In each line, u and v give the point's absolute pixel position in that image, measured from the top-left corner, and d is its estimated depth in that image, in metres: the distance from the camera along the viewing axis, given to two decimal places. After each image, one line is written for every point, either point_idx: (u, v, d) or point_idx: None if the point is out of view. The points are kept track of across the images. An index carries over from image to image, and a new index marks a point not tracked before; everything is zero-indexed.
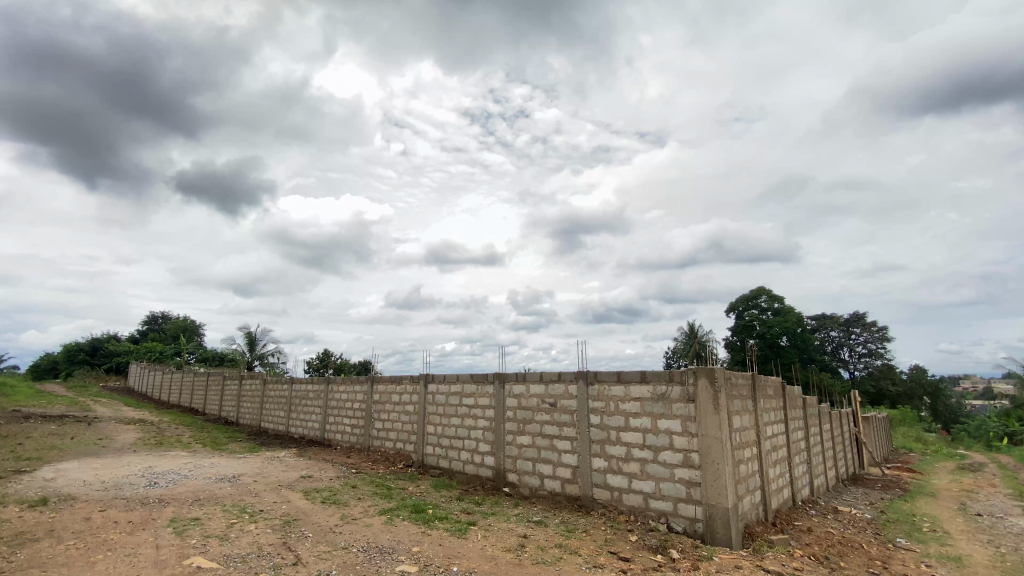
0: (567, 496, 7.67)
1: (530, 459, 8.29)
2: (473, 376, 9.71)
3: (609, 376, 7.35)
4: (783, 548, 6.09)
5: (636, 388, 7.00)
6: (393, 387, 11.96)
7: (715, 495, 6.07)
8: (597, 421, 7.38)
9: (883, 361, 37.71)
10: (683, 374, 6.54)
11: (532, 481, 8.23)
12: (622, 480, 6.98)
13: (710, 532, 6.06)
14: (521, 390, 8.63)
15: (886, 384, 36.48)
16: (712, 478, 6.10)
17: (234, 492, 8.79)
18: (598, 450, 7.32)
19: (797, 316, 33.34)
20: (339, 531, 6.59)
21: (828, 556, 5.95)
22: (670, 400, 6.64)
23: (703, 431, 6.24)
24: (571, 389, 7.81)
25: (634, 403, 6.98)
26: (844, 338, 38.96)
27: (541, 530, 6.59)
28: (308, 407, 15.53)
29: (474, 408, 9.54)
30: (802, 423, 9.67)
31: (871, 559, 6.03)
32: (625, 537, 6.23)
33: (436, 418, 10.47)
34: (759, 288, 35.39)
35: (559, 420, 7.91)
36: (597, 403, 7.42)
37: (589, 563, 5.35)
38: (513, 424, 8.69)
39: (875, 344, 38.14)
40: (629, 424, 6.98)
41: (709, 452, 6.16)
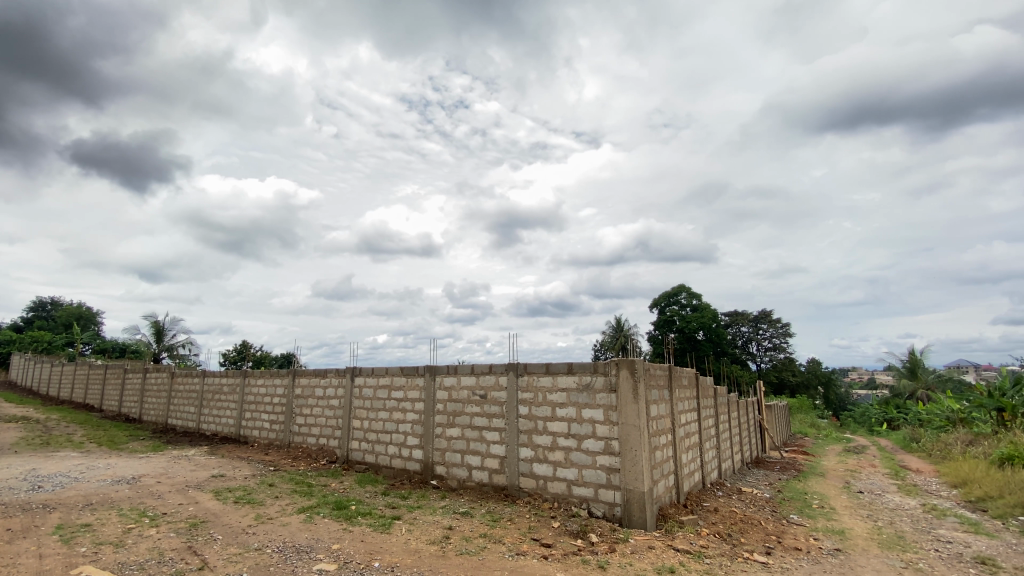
0: (494, 487, 7.76)
1: (459, 451, 8.30)
2: (403, 369, 9.53)
3: (538, 368, 7.49)
4: (691, 528, 6.53)
5: (563, 379, 7.19)
6: (317, 380, 11.48)
7: (632, 480, 6.40)
8: (526, 411, 7.51)
9: (785, 354, 41.40)
10: (607, 365, 6.80)
11: (460, 473, 8.24)
12: (548, 469, 7.17)
13: (627, 515, 6.38)
14: (452, 382, 8.59)
15: (788, 376, 40.13)
16: (630, 464, 6.42)
17: (133, 495, 8.06)
18: (525, 440, 7.46)
19: (713, 312, 35.74)
20: (252, 532, 6.25)
21: (731, 533, 6.47)
22: (594, 390, 6.89)
23: (623, 420, 6.55)
24: (502, 380, 7.89)
25: (561, 393, 7.17)
26: (753, 333, 42.30)
27: (467, 521, 6.62)
28: (222, 402, 14.54)
29: (403, 401, 9.38)
30: (713, 411, 10.39)
31: (767, 535, 6.63)
32: (548, 524, 6.42)
33: (364, 412, 10.17)
34: (679, 286, 37.52)
35: (489, 411, 7.97)
36: (526, 394, 7.55)
37: (512, 551, 5.45)
38: (442, 416, 8.65)
39: (778, 338, 41.74)
40: (556, 414, 7.16)
41: (628, 440, 6.47)
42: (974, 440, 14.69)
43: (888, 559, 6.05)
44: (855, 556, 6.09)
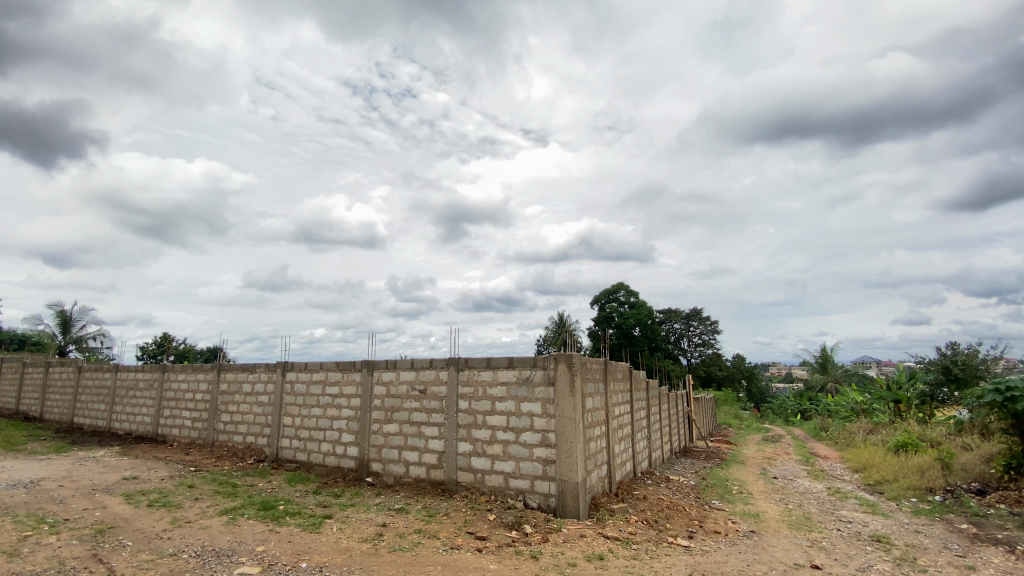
0: (431, 482, 7.71)
1: (396, 447, 8.16)
2: (338, 364, 9.24)
3: (479, 362, 7.49)
4: (621, 516, 6.80)
5: (503, 373, 7.24)
6: (245, 375, 10.91)
7: (567, 471, 6.57)
8: (465, 406, 7.50)
9: (713, 350, 43.94)
10: (546, 359, 6.93)
11: (396, 469, 8.11)
12: (486, 462, 7.21)
13: (561, 505, 6.55)
14: (390, 377, 8.43)
15: (715, 370, 42.65)
16: (566, 455, 6.59)
17: (29, 500, 7.30)
18: (464, 435, 7.46)
19: (649, 309, 37.29)
20: (167, 536, 5.85)
21: (658, 519, 6.80)
22: (533, 383, 6.99)
23: (559, 412, 6.70)
24: (442, 375, 7.83)
25: (501, 387, 7.22)
26: (685, 330, 44.53)
27: (401, 517, 6.53)
28: (137, 398, 13.48)
29: (338, 396, 9.10)
30: (645, 403, 10.85)
31: (690, 520, 7.03)
32: (484, 517, 6.46)
33: (296, 408, 9.76)
34: (618, 283, 38.78)
35: (428, 406, 7.89)
36: (466, 388, 7.54)
37: (446, 546, 5.45)
38: (379, 412, 8.47)
39: (707, 335, 44.22)
40: (495, 408, 7.21)
41: (564, 432, 6.64)
42: (874, 428, 16.30)
43: (796, 539, 6.60)
44: (768, 537, 6.59)
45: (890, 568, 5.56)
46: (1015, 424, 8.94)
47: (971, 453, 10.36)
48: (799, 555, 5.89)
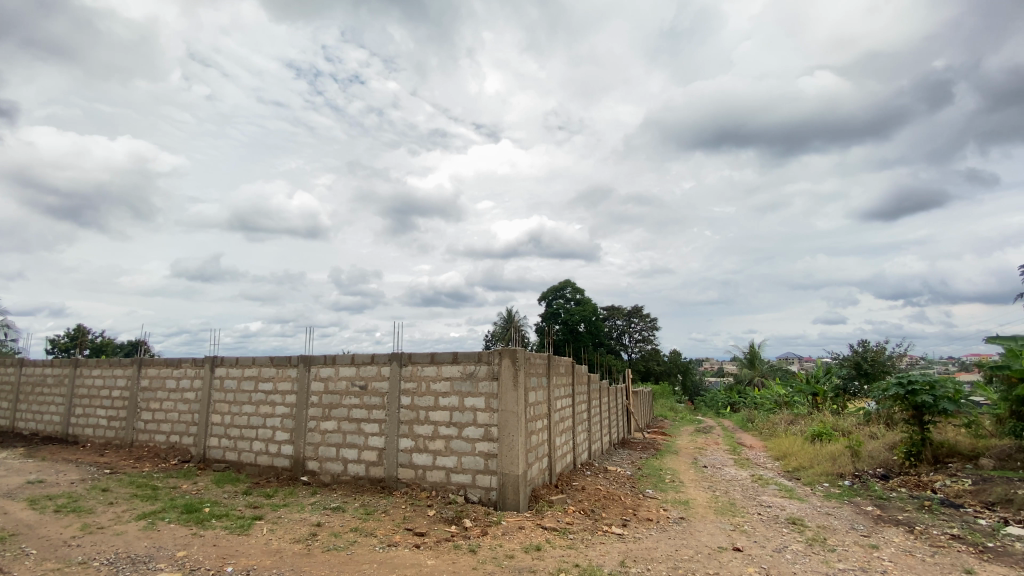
0: (370, 479, 7.56)
1: (334, 445, 7.93)
2: (273, 359, 8.85)
3: (422, 357, 7.41)
4: (560, 506, 6.97)
5: (447, 368, 7.21)
6: (169, 370, 10.22)
7: (508, 464, 6.65)
8: (407, 402, 7.40)
9: (652, 346, 45.78)
10: (490, 354, 6.96)
11: (334, 468, 7.88)
12: (427, 458, 7.15)
13: (501, 498, 6.62)
14: (329, 372, 8.16)
15: (654, 365, 44.49)
16: (507, 449, 6.66)
17: None
18: (405, 431, 7.36)
19: (593, 306, 38.27)
20: (76, 544, 5.39)
21: (594, 509, 7.02)
22: (477, 378, 7.01)
23: (502, 406, 6.76)
24: (384, 370, 7.68)
25: (444, 382, 7.18)
26: (627, 326, 46.09)
27: (337, 516, 6.36)
28: (44, 396, 12.30)
29: (273, 393, 8.71)
30: (586, 397, 11.13)
31: (625, 508, 7.31)
32: (424, 512, 6.42)
33: (225, 406, 9.25)
34: (565, 280, 39.48)
35: (368, 402, 7.72)
36: (408, 383, 7.44)
37: (383, 543, 5.37)
38: (316, 409, 8.19)
39: (647, 331, 46.00)
40: (438, 404, 7.16)
41: (506, 426, 6.70)
42: (794, 419, 17.58)
43: (721, 523, 7.03)
44: (695, 523, 6.97)
45: (803, 547, 6.04)
46: (915, 415, 9.99)
47: (876, 441, 11.44)
48: (723, 538, 6.27)
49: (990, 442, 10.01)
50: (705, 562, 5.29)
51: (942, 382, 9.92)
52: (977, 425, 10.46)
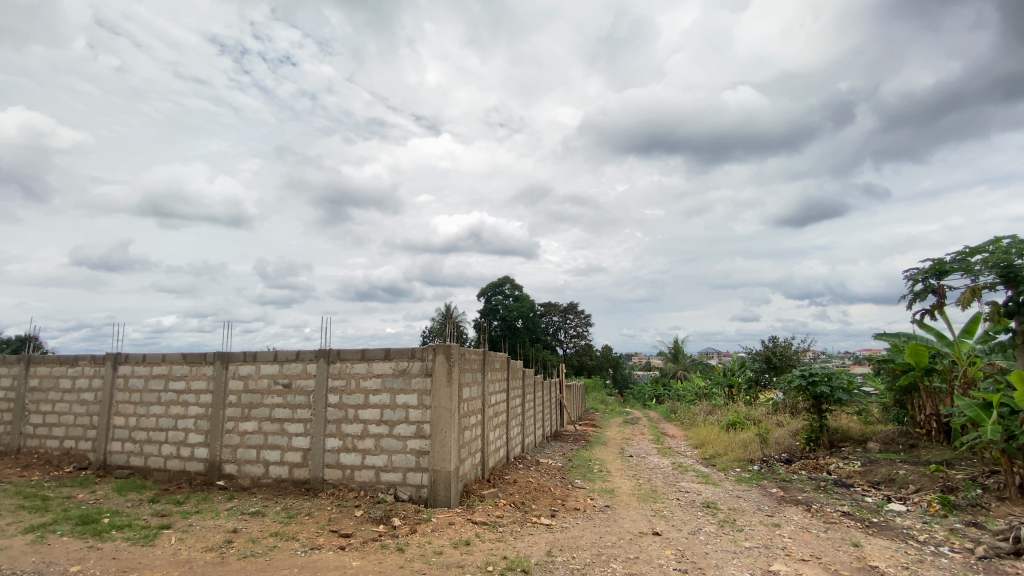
0: (293, 481, 7.24)
1: (254, 447, 7.52)
2: (186, 356, 8.23)
3: (352, 354, 7.18)
4: (491, 501, 7.03)
5: (378, 365, 7.03)
6: (64, 369, 9.23)
7: (440, 461, 6.61)
8: (335, 400, 7.16)
9: (586, 341, 47.25)
10: (424, 350, 6.87)
11: (254, 471, 7.47)
12: (355, 458, 6.96)
13: (432, 496, 6.58)
14: (249, 370, 7.71)
15: (587, 360, 45.95)
16: (439, 446, 6.62)
17: None
18: (333, 430, 7.11)
19: (531, 302, 38.85)
20: None
21: (524, 501, 7.15)
22: (410, 375, 6.89)
23: (435, 403, 6.71)
24: (310, 368, 7.36)
25: (375, 379, 7.01)
26: (562, 322, 47.22)
27: (256, 521, 6.04)
28: None
29: (186, 393, 8.10)
30: (520, 391, 11.27)
31: (554, 499, 7.50)
32: (350, 513, 6.24)
33: (130, 407, 8.49)
34: (504, 276, 39.77)
35: (292, 402, 7.37)
36: (336, 381, 7.19)
37: (305, 547, 5.17)
38: (234, 409, 7.71)
39: (582, 327, 47.38)
40: (368, 402, 6.98)
41: (439, 422, 6.66)
42: (712, 409, 18.86)
43: (643, 510, 7.40)
44: (620, 510, 7.29)
45: (715, 529, 6.50)
46: (815, 404, 11.03)
47: (782, 428, 12.50)
48: (644, 524, 6.61)
49: (876, 428, 11.31)
50: (626, 547, 5.55)
51: (839, 374, 11.01)
52: (867, 412, 11.89)
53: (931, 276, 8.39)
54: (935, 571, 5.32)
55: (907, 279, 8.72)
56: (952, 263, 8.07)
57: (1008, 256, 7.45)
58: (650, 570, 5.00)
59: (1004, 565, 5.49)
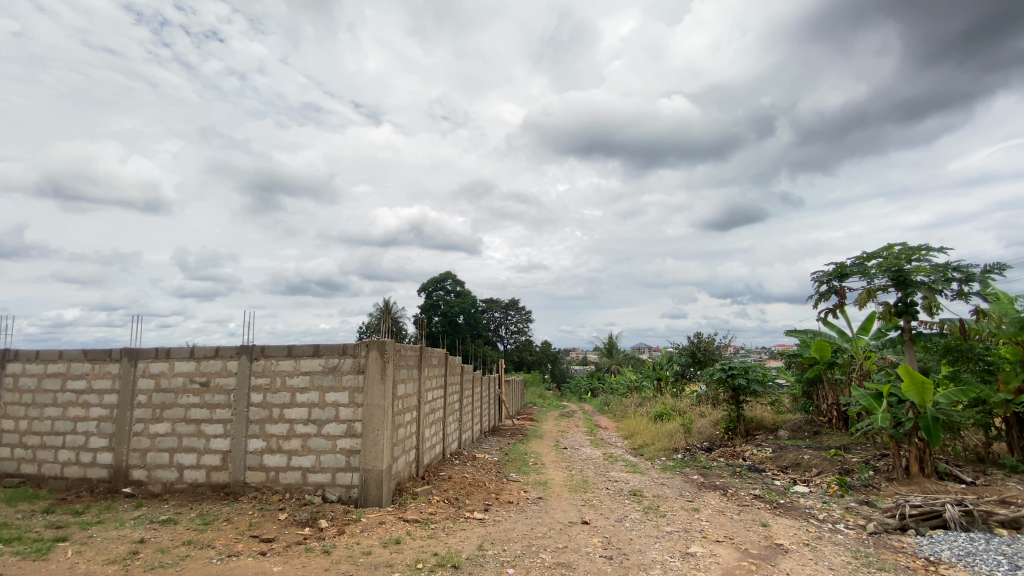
0: (211, 486, 6.80)
1: (167, 450, 6.98)
2: (87, 353, 7.49)
3: (277, 351, 6.83)
4: (424, 498, 6.96)
5: (306, 362, 6.74)
6: None
7: (372, 460, 6.45)
8: (259, 399, 6.79)
9: (526, 337, 47.86)
10: (356, 347, 6.66)
11: (167, 476, 6.95)
12: (280, 459, 6.65)
13: (363, 495, 6.42)
14: (162, 368, 7.15)
15: (526, 355, 46.56)
16: (371, 444, 6.46)
17: None
18: (255, 431, 6.75)
19: (472, 298, 38.77)
20: None
21: (458, 497, 7.14)
22: (340, 372, 6.67)
23: (368, 401, 6.53)
24: (231, 365, 6.94)
25: (303, 377, 6.72)
26: (503, 318, 47.52)
27: (167, 529, 5.62)
28: None
29: (87, 393, 7.38)
30: (458, 387, 11.21)
31: (488, 494, 7.55)
32: (274, 517, 5.97)
33: (19, 410, 7.61)
34: (445, 272, 39.39)
35: (211, 401, 6.92)
36: (260, 379, 6.82)
37: (222, 554, 4.88)
38: (144, 410, 7.12)
39: (522, 323, 47.92)
40: (295, 400, 6.68)
41: (371, 420, 6.49)
42: (642, 402, 19.76)
43: (574, 500, 7.62)
44: (551, 501, 7.47)
45: (639, 515, 6.82)
46: (734, 396, 11.83)
47: (704, 419, 13.32)
48: (574, 514, 6.81)
49: (786, 417, 12.34)
50: (556, 537, 5.69)
51: (755, 368, 11.87)
52: (779, 403, 12.91)
53: (834, 278, 9.21)
54: (832, 546, 5.89)
55: (814, 280, 9.52)
56: (852, 266, 8.91)
57: (899, 261, 8.33)
58: (578, 558, 5.16)
59: (890, 539, 6.17)
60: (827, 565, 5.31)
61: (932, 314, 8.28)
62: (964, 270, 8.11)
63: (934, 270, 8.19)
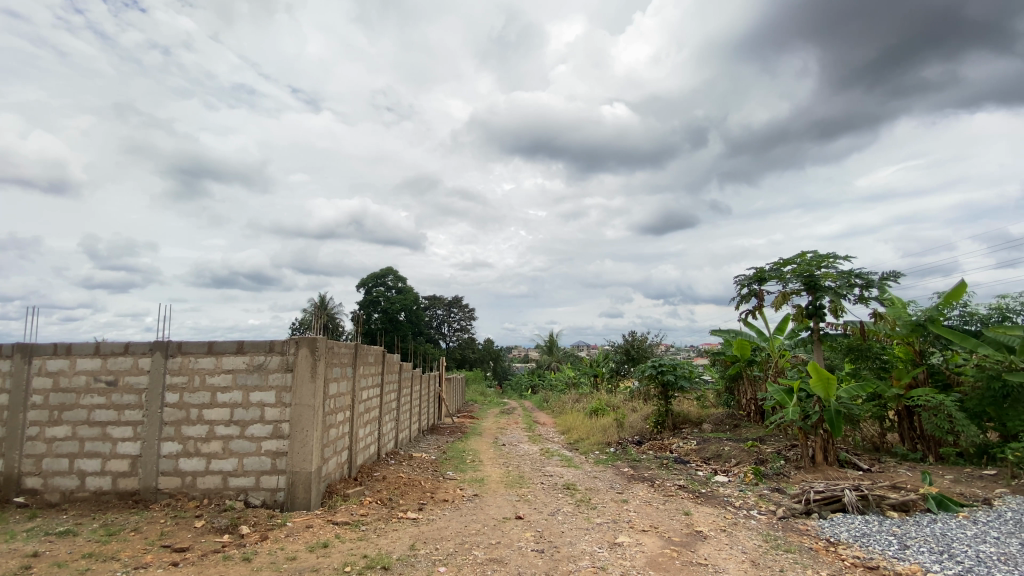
0: (119, 493, 6.26)
1: (67, 455, 6.35)
2: None
3: (196, 348, 6.40)
4: (355, 499, 6.77)
5: (228, 360, 6.36)
6: None
7: (300, 462, 6.19)
8: (174, 400, 6.33)
9: (468, 335, 47.69)
10: (284, 344, 6.37)
11: (66, 483, 6.32)
12: (198, 463, 6.24)
13: (289, 499, 6.16)
14: (61, 365, 6.49)
15: (468, 352, 46.41)
16: (299, 446, 6.20)
17: None
18: (170, 434, 6.28)
19: (414, 295, 38.10)
20: None
21: (392, 497, 7.01)
22: (266, 370, 6.35)
23: (296, 400, 6.27)
24: (143, 362, 6.41)
25: (224, 376, 6.33)
26: (446, 315, 47.08)
27: (65, 541, 5.12)
28: None
29: None
30: (396, 385, 10.99)
31: (423, 493, 7.47)
32: (188, 525, 5.59)
33: None
34: (386, 267, 38.45)
35: (118, 402, 6.37)
36: (176, 378, 6.35)
37: (128, 567, 4.51)
38: (39, 412, 6.44)
39: (465, 321, 47.71)
40: (215, 401, 6.29)
41: (299, 421, 6.24)
42: (580, 398, 20.31)
43: (509, 496, 7.71)
44: (487, 498, 7.50)
45: (571, 508, 7.01)
46: (663, 392, 12.43)
47: (636, 413, 13.89)
48: (509, 510, 6.88)
49: (709, 411, 13.12)
50: (489, 533, 5.73)
51: (682, 365, 12.52)
52: (704, 398, 13.67)
53: (754, 281, 9.89)
54: (746, 531, 6.34)
55: (737, 283, 10.17)
56: (770, 271, 9.60)
57: (810, 268, 9.08)
58: (510, 553, 5.23)
59: (796, 522, 6.72)
60: (741, 549, 5.71)
61: (837, 316, 9.10)
62: (865, 277, 8.97)
63: (840, 277, 8.99)
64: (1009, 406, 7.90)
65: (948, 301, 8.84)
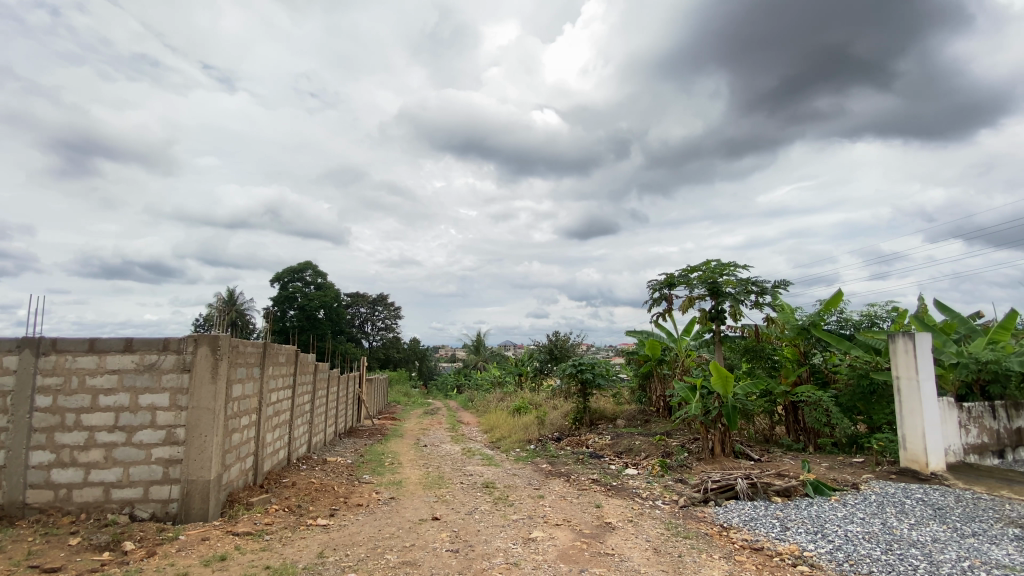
0: None
1: None
2: None
3: (75, 345, 5.72)
4: (260, 508, 6.37)
5: (114, 359, 5.75)
6: None
7: (196, 469, 5.74)
8: (46, 403, 5.61)
9: (393, 334, 46.47)
10: (181, 342, 5.87)
11: None
12: (75, 474, 5.58)
13: (183, 510, 5.68)
14: None
15: (393, 352, 45.21)
16: (195, 452, 5.74)
17: None
18: (41, 442, 5.56)
19: (336, 292, 36.50)
20: None
21: (301, 504, 6.68)
22: (159, 370, 5.81)
23: (194, 403, 5.79)
24: (8, 362, 5.62)
25: (109, 377, 5.72)
26: (369, 313, 45.57)
27: None
28: None
29: None
30: (310, 386, 10.47)
31: (336, 498, 7.19)
32: (61, 543, 4.98)
33: None
34: (305, 262, 36.49)
35: None
36: (49, 379, 5.63)
37: None
38: None
39: (390, 319, 46.45)
40: (97, 404, 5.66)
41: (197, 425, 5.77)
42: (504, 397, 20.51)
43: (426, 497, 7.63)
44: (403, 501, 7.38)
45: (489, 506, 7.08)
46: (581, 390, 12.90)
47: (556, 411, 14.29)
48: (426, 511, 6.81)
49: (623, 408, 13.79)
50: (403, 536, 5.65)
51: (600, 364, 13.06)
52: (620, 395, 14.34)
53: (664, 286, 10.55)
54: (650, 520, 6.76)
55: (650, 287, 10.79)
56: (679, 277, 10.29)
57: (714, 275, 9.85)
58: (424, 555, 5.19)
59: (695, 510, 7.28)
60: (645, 538, 6.08)
61: (736, 320, 9.94)
62: (759, 285, 9.89)
63: (738, 284, 9.83)
64: (875, 401, 9.10)
65: (828, 307, 9.96)
